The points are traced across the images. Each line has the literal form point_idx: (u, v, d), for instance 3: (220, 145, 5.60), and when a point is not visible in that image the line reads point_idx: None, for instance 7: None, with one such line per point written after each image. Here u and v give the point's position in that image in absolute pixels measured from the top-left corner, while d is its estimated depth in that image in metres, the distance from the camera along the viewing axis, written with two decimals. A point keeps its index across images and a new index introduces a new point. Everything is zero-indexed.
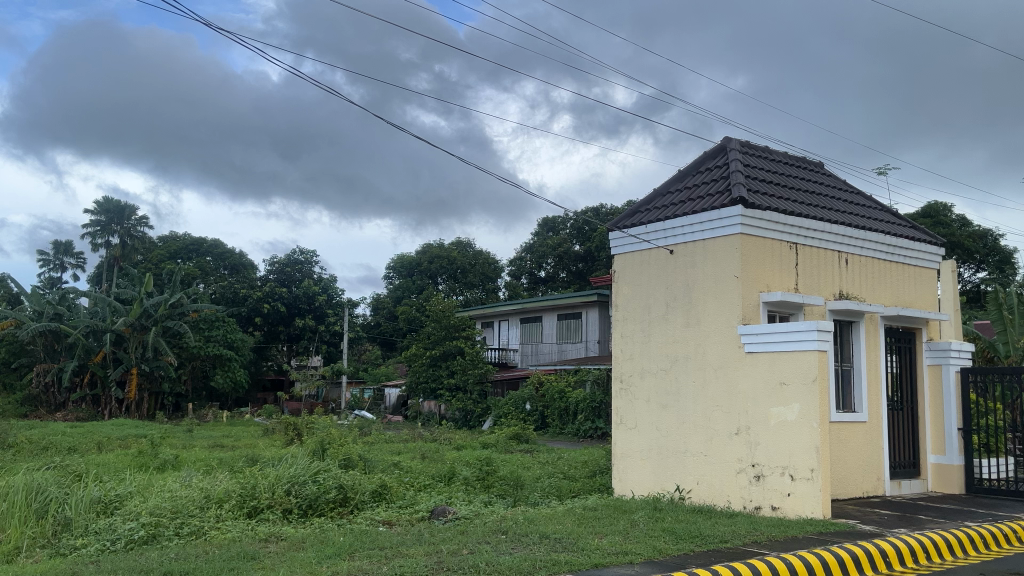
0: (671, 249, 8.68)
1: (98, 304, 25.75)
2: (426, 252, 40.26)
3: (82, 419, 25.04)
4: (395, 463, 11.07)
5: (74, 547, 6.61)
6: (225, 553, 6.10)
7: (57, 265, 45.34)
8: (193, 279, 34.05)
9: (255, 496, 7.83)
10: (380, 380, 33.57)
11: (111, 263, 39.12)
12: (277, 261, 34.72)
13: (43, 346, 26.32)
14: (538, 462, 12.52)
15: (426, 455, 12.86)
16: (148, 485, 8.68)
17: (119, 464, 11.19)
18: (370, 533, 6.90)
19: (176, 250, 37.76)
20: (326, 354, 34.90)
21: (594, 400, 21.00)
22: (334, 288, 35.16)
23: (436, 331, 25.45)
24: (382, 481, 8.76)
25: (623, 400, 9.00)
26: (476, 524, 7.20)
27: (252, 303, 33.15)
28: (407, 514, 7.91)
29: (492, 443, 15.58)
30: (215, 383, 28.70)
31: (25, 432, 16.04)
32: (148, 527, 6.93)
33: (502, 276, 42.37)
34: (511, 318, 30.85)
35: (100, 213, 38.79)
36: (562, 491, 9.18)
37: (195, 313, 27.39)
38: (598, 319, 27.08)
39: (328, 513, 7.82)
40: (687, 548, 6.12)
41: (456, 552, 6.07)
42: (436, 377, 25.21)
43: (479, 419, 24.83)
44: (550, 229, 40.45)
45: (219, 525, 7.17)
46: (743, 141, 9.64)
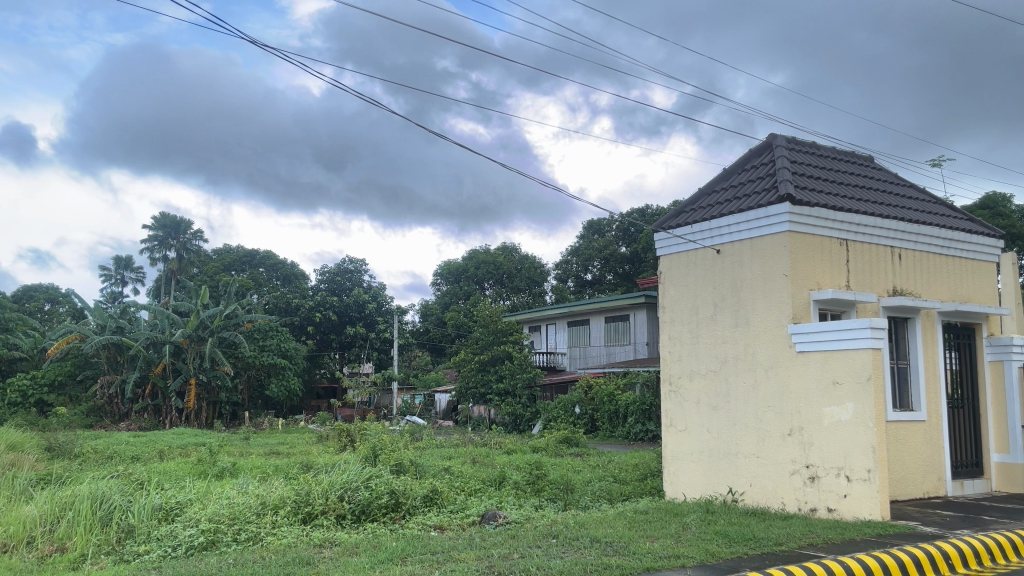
0: (718, 248, 8.59)
1: (157, 316, 26.57)
2: (472, 259, 40.60)
3: (145, 429, 25.72)
4: (446, 467, 11.16)
5: (137, 553, 6.83)
6: (280, 559, 6.23)
7: (118, 280, 46.81)
8: (248, 291, 35.02)
9: (310, 502, 7.99)
10: (431, 386, 33.88)
11: (169, 276, 40.36)
12: (328, 271, 35.34)
13: (107, 358, 27.08)
14: (589, 466, 12.48)
15: (475, 460, 12.88)
16: (206, 492, 8.94)
17: (179, 472, 11.53)
18: (421, 538, 6.99)
19: (230, 262, 38.55)
20: (377, 361, 35.30)
21: (644, 402, 20.73)
22: (384, 295, 35.69)
23: (484, 336, 25.69)
24: (434, 487, 8.84)
25: (673, 403, 8.92)
26: (528, 528, 7.27)
27: (304, 313, 33.76)
28: (458, 518, 7.97)
29: (541, 447, 15.58)
30: (270, 391, 29.33)
31: (89, 442, 16.65)
32: (207, 533, 7.14)
33: (549, 280, 42.33)
34: (558, 322, 30.77)
35: (157, 229, 39.80)
36: (613, 495, 9.11)
37: (249, 324, 28.29)
38: (647, 320, 26.87)
39: (380, 519, 7.94)
40: (741, 551, 6.05)
41: (508, 556, 6.11)
42: (485, 382, 25.45)
43: (529, 423, 24.64)
44: (596, 232, 40.25)
45: (275, 530, 7.35)
46: (788, 137, 9.44)
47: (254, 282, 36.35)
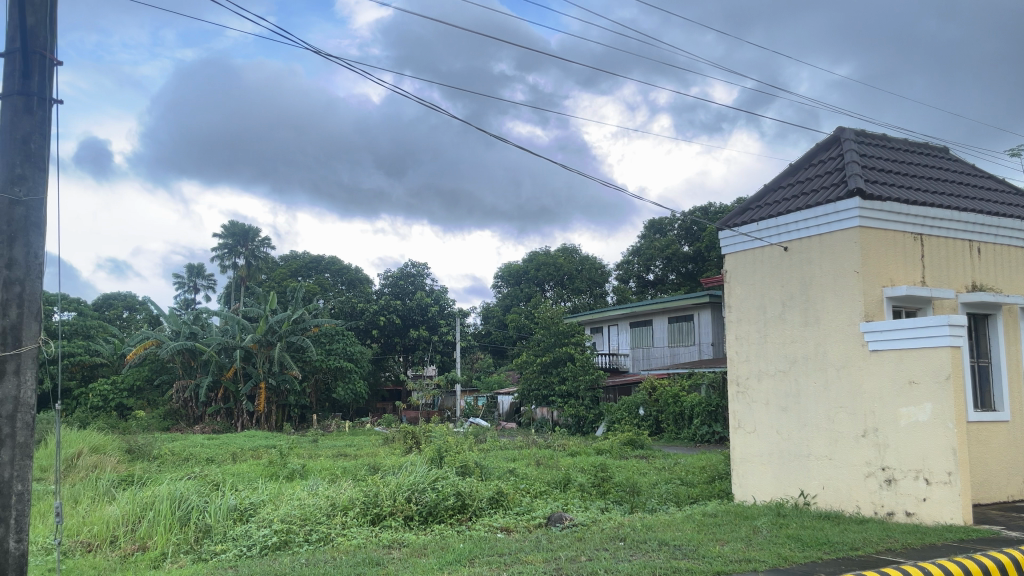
0: (785, 245, 8.40)
1: (228, 322, 27.33)
2: (533, 261, 40.66)
3: (218, 431, 26.50)
4: (510, 469, 11.17)
5: (214, 552, 7.04)
6: (350, 559, 6.33)
7: (191, 287, 48.29)
8: (314, 296, 35.78)
9: (378, 504, 8.10)
10: (493, 388, 34.06)
11: (239, 282, 41.48)
12: (391, 275, 35.85)
13: (181, 363, 27.96)
14: (655, 468, 12.33)
15: (540, 462, 12.85)
16: (278, 494, 9.12)
17: (252, 473, 11.85)
18: (488, 540, 7.01)
19: (297, 268, 39.40)
20: (440, 363, 35.64)
21: (710, 403, 20.39)
22: (446, 299, 36.02)
23: (546, 338, 25.71)
24: (499, 488, 8.85)
25: (741, 404, 8.77)
26: (595, 530, 7.23)
27: (369, 316, 34.31)
28: (525, 520, 7.98)
29: (606, 449, 15.48)
30: (337, 394, 29.89)
31: (167, 444, 17.23)
32: (281, 533, 7.31)
33: (610, 280, 42.01)
34: (621, 323, 30.53)
35: (227, 237, 40.88)
36: (680, 498, 8.98)
37: (316, 328, 28.91)
38: (711, 320, 26.45)
39: (447, 520, 8.00)
40: (816, 555, 5.90)
41: (575, 558, 6.09)
42: (548, 384, 25.49)
43: (592, 425, 24.31)
44: (658, 231, 39.76)
45: (346, 531, 7.47)
46: (857, 130, 9.17)
47: (320, 287, 37.11)
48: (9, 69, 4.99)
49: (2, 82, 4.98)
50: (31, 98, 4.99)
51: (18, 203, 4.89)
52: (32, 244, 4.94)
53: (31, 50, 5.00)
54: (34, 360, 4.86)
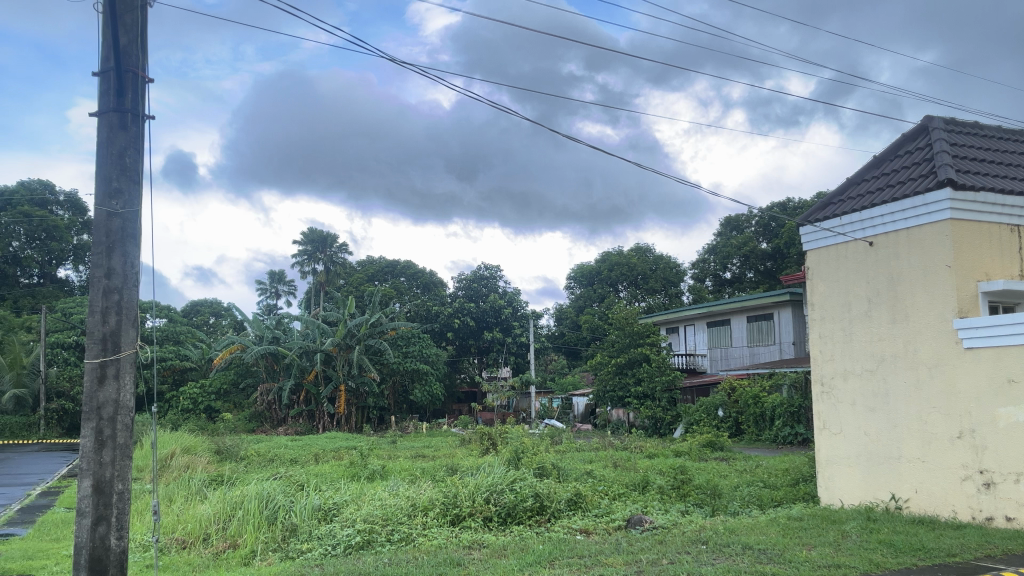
0: (871, 240, 8.12)
1: (309, 327, 28.09)
2: (606, 261, 40.41)
3: (301, 433, 27.27)
4: (588, 471, 11.13)
5: (300, 551, 7.22)
6: (432, 559, 6.41)
7: (273, 293, 49.79)
8: (391, 300, 36.42)
9: (457, 504, 8.17)
10: (568, 390, 33.99)
11: (318, 287, 42.52)
12: (465, 278, 36.11)
13: (265, 367, 28.74)
14: (736, 470, 12.09)
15: (617, 465, 12.73)
16: (360, 494, 9.30)
17: (335, 473, 12.15)
18: (568, 542, 7.00)
19: (374, 272, 40.20)
20: (515, 364, 35.81)
21: (793, 404, 19.86)
22: (519, 300, 36.10)
23: (621, 338, 25.63)
24: (578, 490, 8.82)
25: (826, 404, 8.51)
26: (675, 533, 7.13)
27: (444, 319, 34.77)
28: (604, 522, 7.93)
29: (685, 451, 15.23)
30: (414, 396, 30.34)
31: (254, 445, 17.86)
32: (364, 533, 7.45)
33: (686, 279, 41.38)
34: (697, 323, 30.06)
35: (306, 243, 41.93)
36: (763, 501, 8.77)
37: (392, 331, 29.43)
38: (792, 318, 25.76)
39: (526, 522, 8.02)
40: (909, 562, 5.68)
41: (657, 561, 6.01)
42: (623, 385, 25.31)
43: (669, 427, 23.86)
44: (734, 228, 38.99)
45: (426, 531, 7.56)
46: (946, 118, 8.77)
47: (396, 291, 37.75)
48: (103, 88, 5.22)
49: (97, 100, 5.20)
50: (124, 114, 5.21)
51: (116, 216, 5.10)
52: (129, 253, 5.16)
53: (124, 69, 5.22)
54: (132, 365, 5.09)
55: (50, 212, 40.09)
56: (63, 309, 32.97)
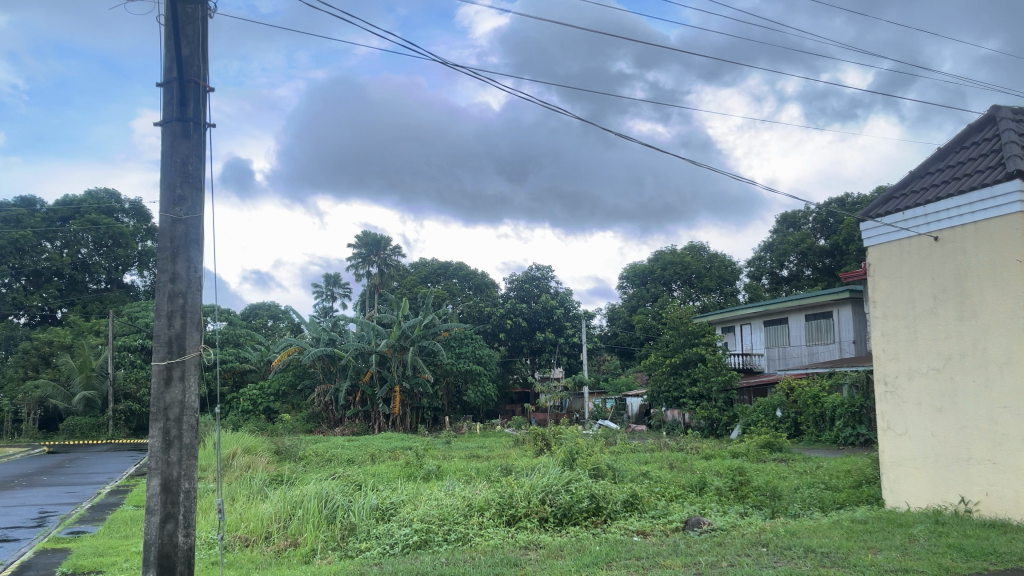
0: (936, 235, 7.87)
1: (364, 328, 28.49)
2: (659, 260, 40.04)
3: (357, 433, 27.68)
4: (644, 472, 11.04)
5: (360, 550, 7.32)
6: (489, 560, 6.42)
7: (328, 296, 50.60)
8: (443, 301, 36.70)
9: (513, 505, 8.18)
10: (622, 390, 33.78)
11: (372, 290, 43.07)
12: (517, 278, 36.18)
13: (322, 369, 29.14)
14: (795, 472, 11.84)
15: (673, 465, 12.60)
16: (416, 494, 9.39)
17: (391, 473, 12.29)
18: (625, 543, 6.94)
19: (427, 274, 40.58)
20: (567, 365, 35.74)
21: (854, 404, 19.39)
22: (571, 301, 35.99)
23: (675, 338, 25.38)
24: (634, 491, 8.76)
25: (890, 404, 8.29)
26: (734, 535, 7.02)
27: (496, 320, 34.93)
28: (661, 524, 7.85)
29: (742, 452, 14.99)
30: (467, 397, 30.50)
31: (312, 446, 18.18)
32: (421, 533, 7.51)
33: (741, 277, 40.74)
34: (754, 322, 29.57)
35: (360, 246, 42.49)
36: (825, 503, 8.58)
37: (445, 332, 29.67)
38: (852, 316, 25.15)
39: (582, 522, 7.98)
40: (980, 566, 5.49)
41: (716, 564, 5.93)
42: (678, 386, 25.05)
43: (726, 427, 23.54)
44: (791, 225, 38.27)
45: (483, 531, 7.59)
46: (1014, 107, 8.44)
47: (448, 293, 38.03)
48: (167, 98, 5.37)
49: (162, 109, 5.36)
50: (188, 123, 5.36)
51: (180, 221, 5.25)
52: (193, 259, 5.31)
53: (187, 79, 5.37)
54: (197, 367, 5.22)
55: (116, 220, 41.55)
56: (129, 314, 34.07)
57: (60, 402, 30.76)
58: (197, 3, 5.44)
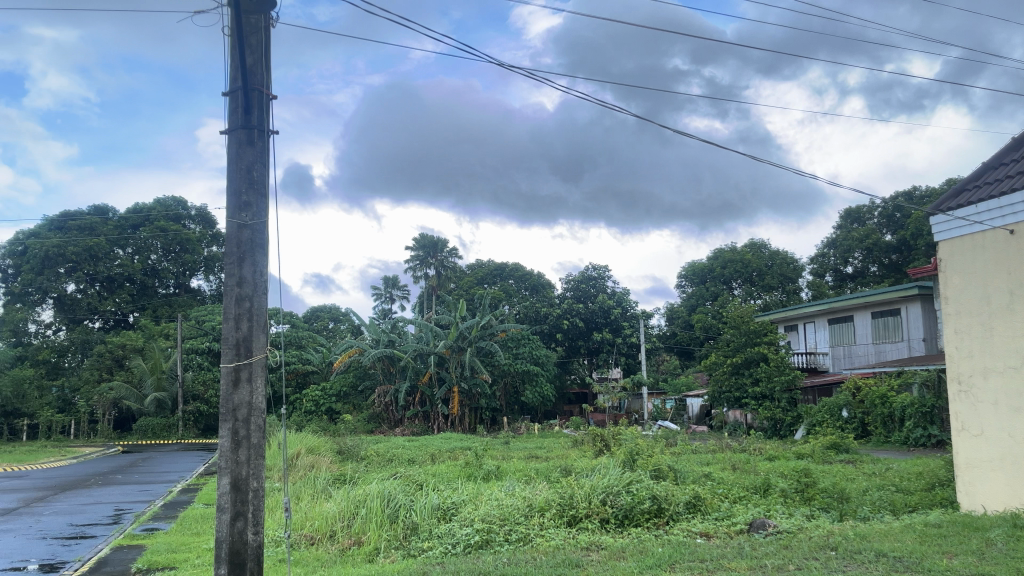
0: (1010, 229, 7.57)
1: (422, 330, 28.79)
2: (719, 258, 39.46)
3: (417, 434, 28.02)
4: (707, 474, 10.88)
5: (422, 549, 7.39)
6: (550, 560, 6.42)
7: (387, 298, 51.27)
8: (500, 302, 36.83)
9: (574, 505, 8.16)
10: (682, 390, 33.37)
11: (430, 292, 43.49)
12: (573, 278, 36.09)
13: (382, 370, 29.51)
14: (864, 474, 11.50)
15: (736, 467, 12.39)
16: (477, 494, 9.43)
17: (451, 473, 12.39)
18: (688, 545, 6.85)
19: (483, 275, 40.79)
20: (626, 365, 35.49)
21: (925, 404, 18.77)
22: (628, 300, 35.71)
23: (736, 337, 24.96)
24: (696, 492, 8.65)
25: (964, 404, 8.01)
26: (801, 538, 6.87)
27: (553, 320, 34.90)
28: (725, 526, 7.73)
29: (807, 453, 14.65)
30: (525, 398, 30.55)
31: (374, 446, 18.46)
32: (482, 533, 7.55)
33: (804, 275, 39.86)
34: (817, 320, 28.90)
35: (418, 249, 42.91)
36: (897, 506, 8.32)
37: (503, 333, 29.78)
38: (922, 313, 24.38)
39: (644, 524, 7.91)
40: None
41: (783, 567, 5.80)
42: (740, 386, 24.63)
43: (790, 428, 23.10)
44: (855, 220, 37.28)
45: (543, 532, 7.59)
46: None
47: (505, 293, 38.16)
48: (233, 106, 5.52)
49: (227, 118, 5.51)
50: (252, 130, 5.50)
51: (246, 227, 5.38)
52: (258, 263, 5.42)
53: (251, 87, 5.51)
54: (263, 368, 5.34)
55: (183, 226, 42.95)
56: (197, 317, 35.09)
57: (133, 403, 31.85)
58: (260, 13, 5.58)
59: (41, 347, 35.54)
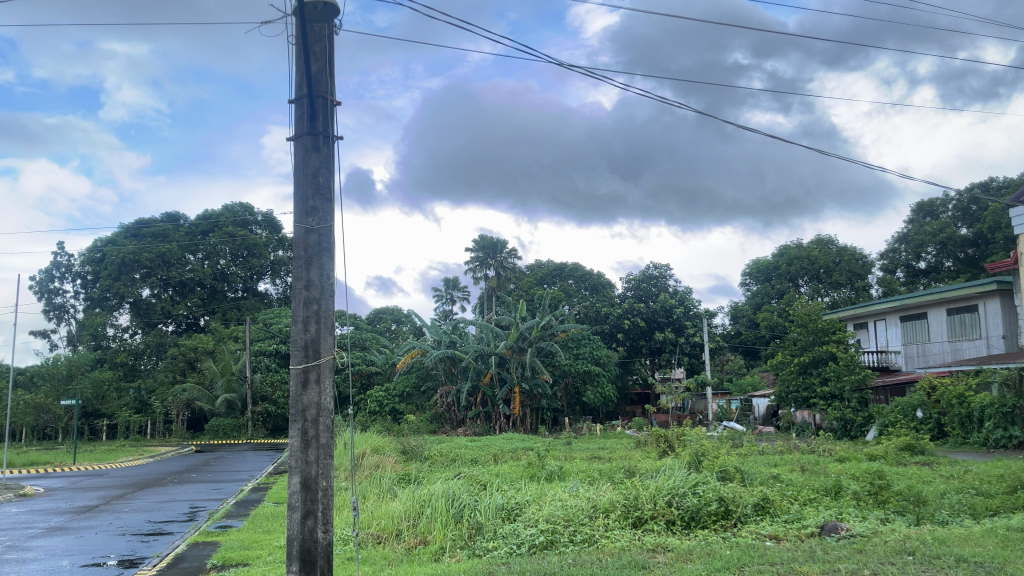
0: None
1: (483, 330, 28.93)
2: (784, 255, 38.65)
3: (479, 434, 28.21)
4: (775, 475, 10.65)
5: (486, 549, 7.42)
6: (617, 561, 6.38)
7: (448, 299, 51.69)
8: (560, 302, 36.78)
9: (638, 507, 8.08)
10: (747, 391, 32.77)
11: (490, 293, 43.68)
12: (634, 278, 35.80)
13: (444, 370, 29.74)
14: (942, 476, 11.09)
15: (805, 469, 12.10)
16: (541, 494, 9.47)
17: (514, 474, 12.41)
18: (757, 548, 6.72)
19: (543, 276, 40.78)
20: (689, 365, 35.03)
21: (1005, 404, 18.03)
22: (691, 299, 35.23)
23: (803, 336, 24.43)
24: (764, 494, 8.47)
25: None
26: (875, 542, 6.67)
27: (614, 320, 34.65)
28: (795, 528, 7.55)
29: (880, 455, 14.22)
30: (587, 398, 30.42)
31: (438, 446, 18.64)
32: (546, 533, 7.54)
33: (874, 271, 38.69)
34: (889, 317, 28.03)
35: (477, 250, 43.13)
36: (977, 510, 8.01)
37: (563, 334, 29.72)
38: (1001, 309, 23.45)
39: (711, 526, 7.79)
40: None
41: (857, 572, 5.63)
42: (808, 386, 24.06)
43: (861, 429, 22.47)
44: (928, 214, 36.04)
45: (608, 533, 7.55)
46: None
47: (565, 294, 38.09)
48: (299, 113, 5.65)
49: (294, 125, 5.64)
50: (318, 136, 5.62)
51: (313, 231, 5.49)
52: (325, 267, 5.52)
53: (316, 94, 5.63)
54: (331, 370, 5.44)
55: (251, 231, 44.16)
56: (264, 320, 36.00)
57: (205, 404, 32.84)
58: (323, 22, 5.70)
59: (118, 349, 36.99)
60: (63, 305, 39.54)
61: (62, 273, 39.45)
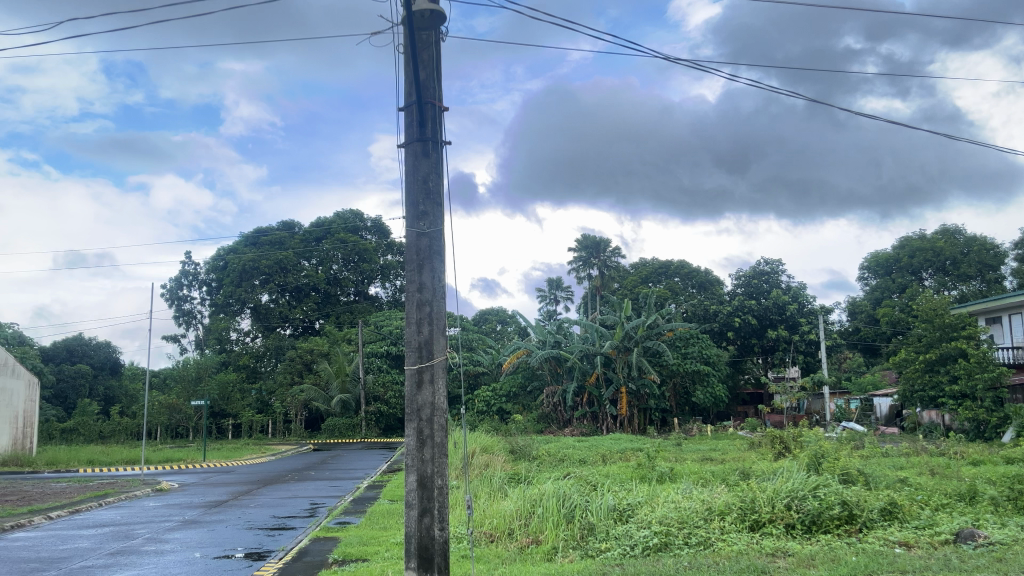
0: None
1: (588, 330, 28.84)
2: (906, 247, 36.73)
3: (585, 434, 28.15)
4: (901, 478, 10.12)
5: (599, 550, 7.38)
6: (735, 565, 6.21)
7: (552, 299, 51.79)
8: (667, 300, 36.26)
9: (756, 509, 7.84)
10: (868, 390, 31.31)
11: (594, 293, 43.51)
12: (744, 274, 34.85)
13: (549, 371, 29.81)
14: None
15: (935, 472, 11.45)
16: (654, 495, 9.36)
17: (623, 475, 12.29)
18: (885, 555, 6.40)
19: (647, 274, 40.27)
20: (804, 363, 33.77)
21: None
22: (805, 296, 33.99)
23: (929, 332, 23.23)
24: (891, 498, 8.06)
25: None
26: (1017, 551, 6.23)
27: (724, 318, 33.80)
28: (926, 535, 7.15)
29: (1019, 458, 13.28)
30: (696, 398, 29.80)
31: (546, 446, 18.69)
32: (660, 535, 7.43)
33: (1007, 262, 36.22)
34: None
35: (580, 249, 42.99)
36: None
37: (670, 332, 29.25)
38: None
39: (834, 531, 7.49)
40: None
41: None
42: (935, 384, 22.76)
43: (996, 430, 20.67)
44: None
45: (724, 536, 7.36)
46: None
47: (671, 292, 37.50)
48: (409, 119, 5.77)
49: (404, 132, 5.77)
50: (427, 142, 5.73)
51: (424, 235, 5.59)
52: (437, 269, 5.62)
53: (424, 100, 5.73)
54: (444, 369, 5.52)
55: (360, 237, 45.62)
56: (375, 323, 37.15)
57: (320, 404, 34.14)
58: (431, 30, 5.82)
59: (241, 352, 39.02)
60: (191, 310, 41.99)
61: (190, 281, 42.06)
